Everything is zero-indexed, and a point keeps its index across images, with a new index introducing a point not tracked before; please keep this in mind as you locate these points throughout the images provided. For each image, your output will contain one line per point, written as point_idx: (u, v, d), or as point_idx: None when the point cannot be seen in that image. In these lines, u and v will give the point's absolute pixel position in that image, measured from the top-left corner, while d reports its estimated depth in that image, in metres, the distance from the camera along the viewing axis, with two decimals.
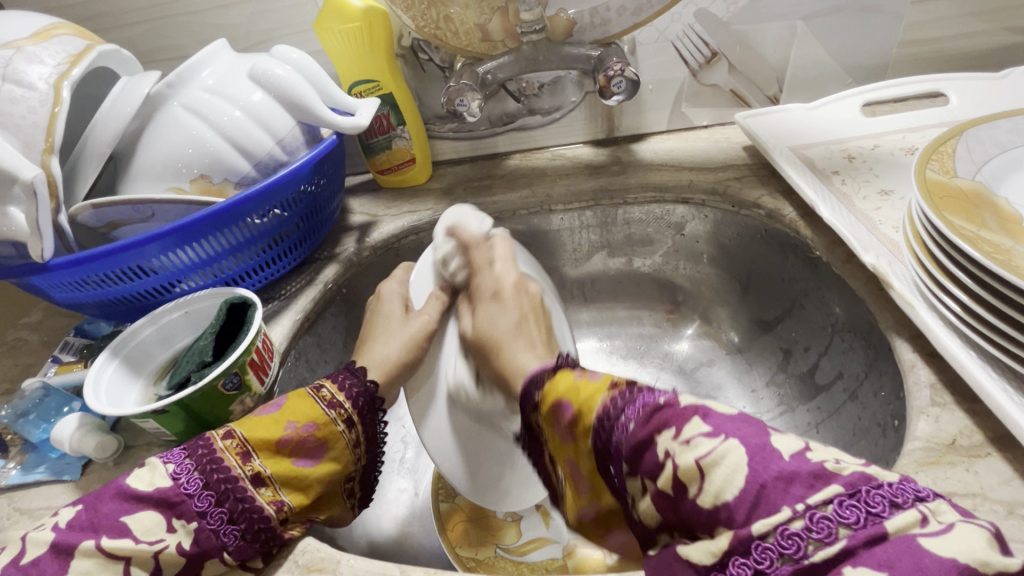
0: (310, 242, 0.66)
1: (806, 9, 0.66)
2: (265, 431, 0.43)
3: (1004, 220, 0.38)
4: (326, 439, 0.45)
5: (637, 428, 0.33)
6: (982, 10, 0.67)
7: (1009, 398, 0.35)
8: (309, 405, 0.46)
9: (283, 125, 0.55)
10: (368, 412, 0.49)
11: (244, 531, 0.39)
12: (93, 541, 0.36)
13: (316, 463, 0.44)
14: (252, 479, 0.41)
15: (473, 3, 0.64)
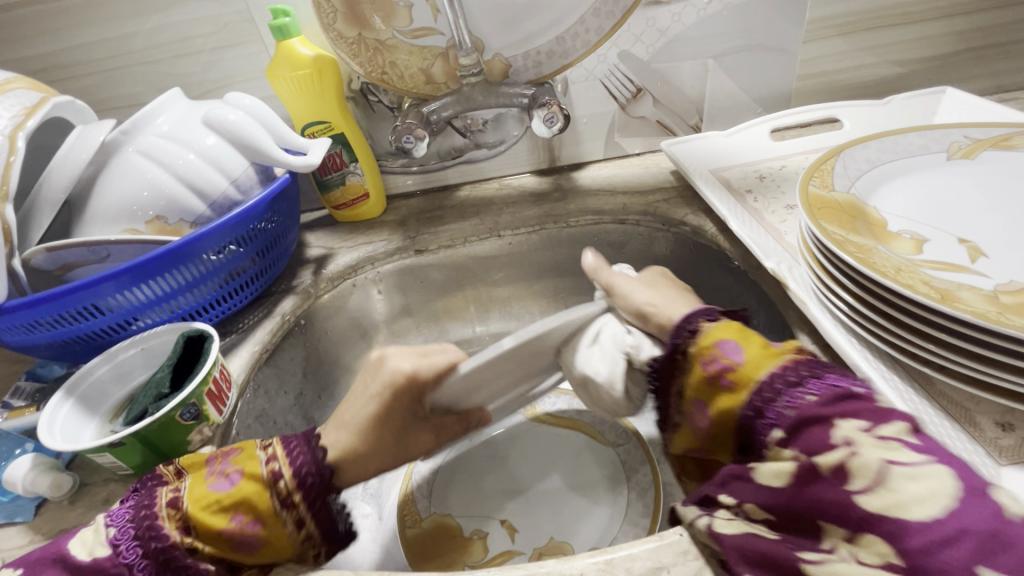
0: (268, 276, 0.68)
1: (715, 49, 0.74)
2: (209, 512, 0.40)
3: (872, 225, 0.45)
4: (270, 539, 0.41)
5: (819, 402, 0.35)
6: (869, 46, 0.77)
7: (879, 374, 0.41)
8: (260, 495, 0.41)
9: (236, 166, 0.59)
10: (322, 504, 0.44)
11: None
12: None
13: (255, 557, 0.41)
14: (187, 555, 0.38)
15: (416, 50, 0.70)
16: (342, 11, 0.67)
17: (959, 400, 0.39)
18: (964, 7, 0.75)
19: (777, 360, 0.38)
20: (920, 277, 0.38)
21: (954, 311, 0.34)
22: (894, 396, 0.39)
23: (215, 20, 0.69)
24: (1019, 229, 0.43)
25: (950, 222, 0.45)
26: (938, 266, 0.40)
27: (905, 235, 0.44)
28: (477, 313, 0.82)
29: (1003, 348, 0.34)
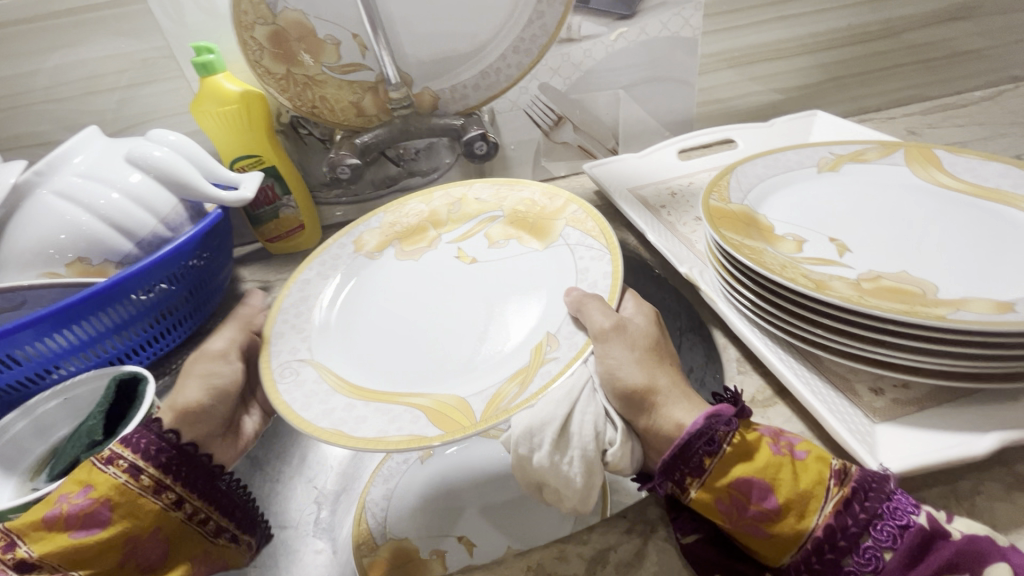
0: (200, 314, 0.66)
1: (625, 81, 0.82)
2: (32, 514, 0.39)
3: (762, 230, 0.52)
4: (109, 497, 0.41)
5: (899, 562, 0.31)
6: (754, 76, 0.89)
7: (775, 355, 0.47)
8: (82, 470, 0.42)
9: (164, 204, 0.58)
10: (172, 458, 0.44)
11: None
12: None
13: (102, 527, 0.40)
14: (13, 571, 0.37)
15: (346, 84, 0.72)
16: (269, 48, 0.67)
17: (840, 373, 0.46)
18: (826, 44, 0.88)
19: (820, 501, 0.34)
20: (800, 271, 0.46)
21: (825, 297, 0.42)
22: (789, 372, 0.45)
23: (131, 58, 0.67)
24: (874, 225, 0.52)
25: (824, 224, 0.53)
26: (814, 262, 0.47)
27: (789, 237, 0.51)
28: None
29: (864, 326, 0.41)
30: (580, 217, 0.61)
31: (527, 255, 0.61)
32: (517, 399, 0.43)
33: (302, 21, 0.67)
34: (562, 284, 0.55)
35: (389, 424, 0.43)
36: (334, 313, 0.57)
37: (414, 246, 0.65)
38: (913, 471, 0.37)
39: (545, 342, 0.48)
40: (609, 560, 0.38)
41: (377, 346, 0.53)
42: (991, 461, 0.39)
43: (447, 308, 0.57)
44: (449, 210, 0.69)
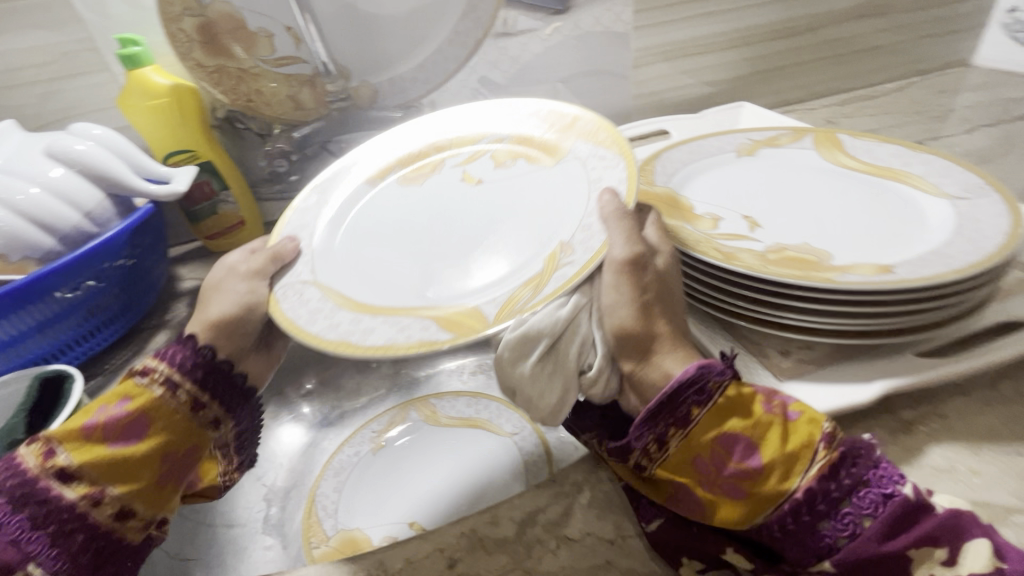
0: (135, 312, 0.65)
1: (562, 74, 0.85)
2: (72, 422, 0.38)
3: (682, 210, 0.55)
4: (146, 410, 0.40)
5: (877, 532, 0.31)
6: (686, 70, 0.93)
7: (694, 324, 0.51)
8: (123, 383, 0.41)
9: (89, 198, 0.56)
10: (214, 377, 0.44)
11: (57, 538, 0.35)
12: None
13: (140, 440, 0.39)
14: (54, 476, 0.36)
15: (282, 78, 0.71)
16: (198, 40, 0.66)
17: (753, 339, 0.49)
18: (750, 39, 0.93)
19: (806, 464, 0.33)
20: (713, 245, 0.49)
21: (730, 266, 0.45)
22: (705, 339, 0.49)
23: (51, 50, 0.65)
24: (783, 203, 0.56)
25: (739, 203, 0.57)
26: (728, 237, 0.51)
27: (706, 216, 0.55)
28: None
29: (767, 292, 0.45)
30: (591, 130, 0.52)
31: (535, 172, 0.53)
32: (530, 302, 0.40)
33: (232, 14, 0.66)
34: (574, 196, 0.48)
35: (398, 333, 0.40)
36: (331, 239, 0.52)
37: (417, 172, 0.58)
38: None
39: (560, 248, 0.43)
40: (538, 521, 0.39)
41: (378, 270, 0.49)
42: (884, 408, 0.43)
43: (450, 228, 0.51)
44: (450, 130, 0.60)
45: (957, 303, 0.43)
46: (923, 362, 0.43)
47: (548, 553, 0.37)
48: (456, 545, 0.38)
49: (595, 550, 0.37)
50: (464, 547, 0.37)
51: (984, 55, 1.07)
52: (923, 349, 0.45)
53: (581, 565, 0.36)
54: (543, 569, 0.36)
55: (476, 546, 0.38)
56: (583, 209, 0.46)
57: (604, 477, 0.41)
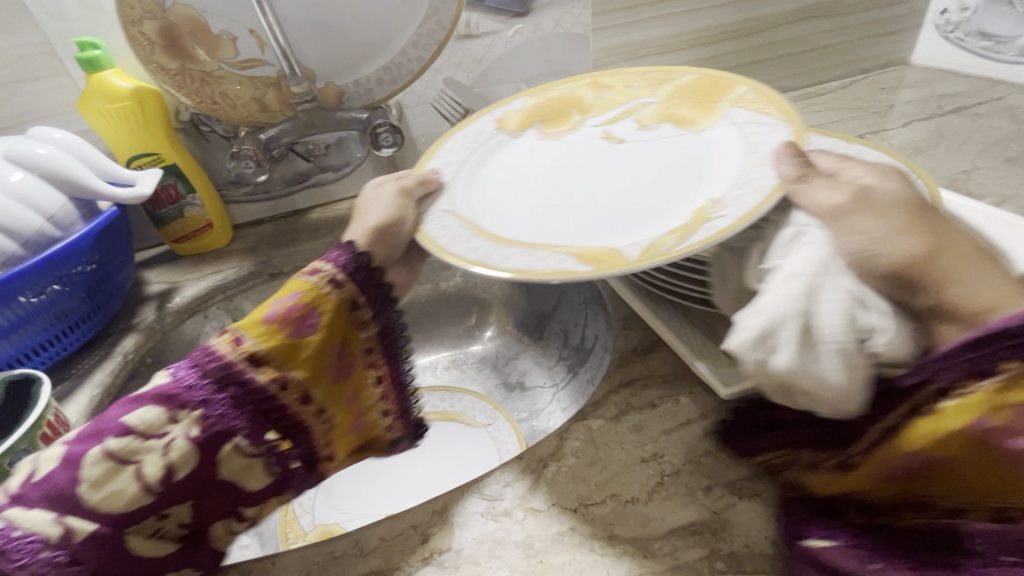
0: (103, 314, 0.65)
1: (525, 75, 0.88)
2: (253, 314, 0.43)
3: None
4: (316, 305, 0.44)
5: None
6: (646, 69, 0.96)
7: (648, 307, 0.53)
8: (292, 280, 0.45)
9: (52, 202, 0.56)
10: (369, 282, 0.47)
11: (255, 415, 0.41)
12: (99, 448, 0.37)
13: (313, 331, 0.44)
14: (248, 361, 0.41)
15: (246, 80, 0.72)
16: (160, 42, 0.67)
17: (710, 321, 0.50)
18: (705, 40, 0.98)
19: None
20: None
21: None
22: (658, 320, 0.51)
23: (7, 54, 0.64)
24: None
25: None
26: None
27: None
28: None
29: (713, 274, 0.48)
30: (752, 96, 0.53)
31: (681, 135, 0.54)
32: (677, 247, 0.40)
33: (194, 16, 0.67)
34: (728, 160, 0.48)
35: (535, 262, 0.42)
36: (472, 181, 0.55)
37: (556, 127, 0.60)
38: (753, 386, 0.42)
39: (708, 205, 0.44)
40: (506, 495, 0.41)
41: (524, 207, 0.51)
42: None
43: (581, 176, 0.53)
44: (597, 95, 0.62)
45: None
46: None
47: (516, 523, 0.39)
48: (428, 521, 0.40)
49: (559, 518, 0.39)
50: (436, 523, 0.40)
51: (921, 54, 1.14)
52: None
53: (546, 532, 0.38)
54: (512, 538, 0.38)
55: (447, 521, 0.40)
56: (737, 171, 0.46)
57: (567, 452, 0.43)
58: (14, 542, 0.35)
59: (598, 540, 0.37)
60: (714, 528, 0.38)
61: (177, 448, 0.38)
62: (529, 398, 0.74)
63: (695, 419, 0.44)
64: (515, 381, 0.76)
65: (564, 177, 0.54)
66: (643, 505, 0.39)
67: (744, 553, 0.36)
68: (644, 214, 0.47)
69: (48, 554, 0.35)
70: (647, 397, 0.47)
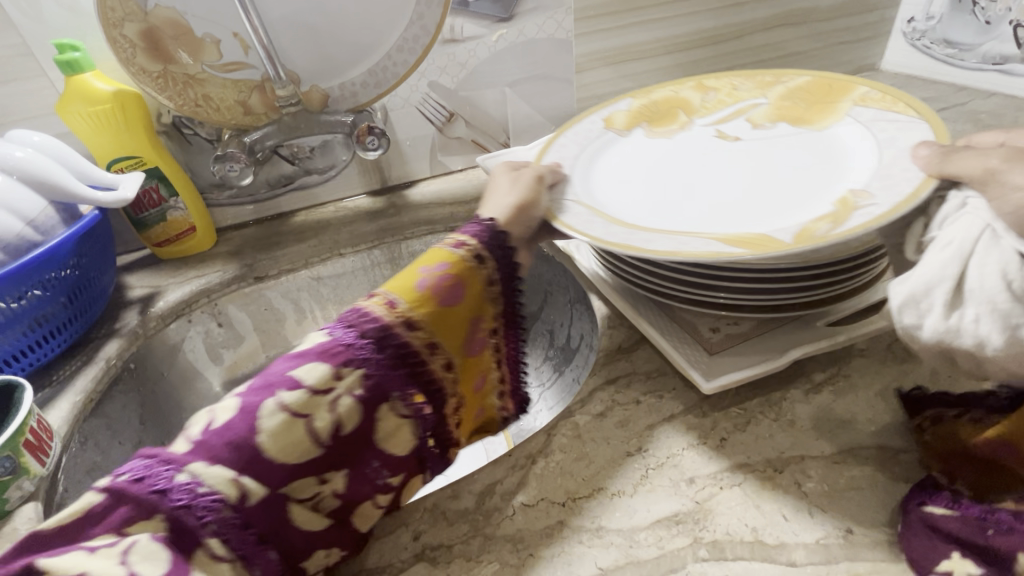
0: (85, 319, 0.64)
1: (509, 79, 0.89)
2: (405, 281, 0.45)
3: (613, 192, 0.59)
4: (461, 277, 0.46)
5: None
6: (628, 74, 0.98)
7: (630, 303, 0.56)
8: (435, 250, 0.47)
9: (32, 206, 0.55)
10: (498, 249, 0.49)
11: (407, 376, 0.42)
12: (274, 400, 0.37)
13: (459, 300, 0.46)
14: (404, 324, 0.42)
15: (230, 83, 0.72)
16: (142, 45, 0.66)
17: (689, 319, 0.53)
18: (683, 46, 1.00)
19: None
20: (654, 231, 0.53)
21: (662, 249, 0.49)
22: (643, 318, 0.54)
23: None
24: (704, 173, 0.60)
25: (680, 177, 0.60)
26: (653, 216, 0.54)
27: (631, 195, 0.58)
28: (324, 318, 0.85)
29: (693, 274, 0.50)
30: (874, 97, 0.61)
31: (801, 132, 0.62)
32: (834, 230, 0.45)
33: (177, 19, 0.66)
34: (864, 153, 0.55)
35: (680, 245, 0.47)
36: (591, 172, 0.61)
37: (666, 127, 0.67)
38: (730, 384, 0.46)
39: (852, 195, 0.49)
40: (496, 491, 0.42)
41: (652, 199, 0.56)
42: (796, 373, 0.49)
43: (699, 171, 0.59)
44: (703, 98, 0.70)
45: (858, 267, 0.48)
46: (826, 330, 0.49)
47: (506, 518, 0.40)
48: (420, 519, 0.41)
49: (548, 513, 0.40)
50: (428, 520, 0.41)
51: (888, 60, 1.18)
52: (834, 319, 0.51)
53: (536, 526, 0.39)
54: (503, 533, 0.39)
55: (438, 518, 0.41)
56: (874, 166, 0.52)
57: (555, 448, 0.44)
58: (199, 499, 0.35)
59: (587, 532, 0.38)
60: (696, 517, 0.38)
61: (342, 407, 0.39)
62: None
63: (678, 415, 0.46)
64: None
65: (677, 172, 0.60)
66: (628, 498, 0.40)
67: (726, 541, 0.37)
68: (775, 205, 0.53)
69: (228, 513, 0.35)
70: (631, 394, 0.48)
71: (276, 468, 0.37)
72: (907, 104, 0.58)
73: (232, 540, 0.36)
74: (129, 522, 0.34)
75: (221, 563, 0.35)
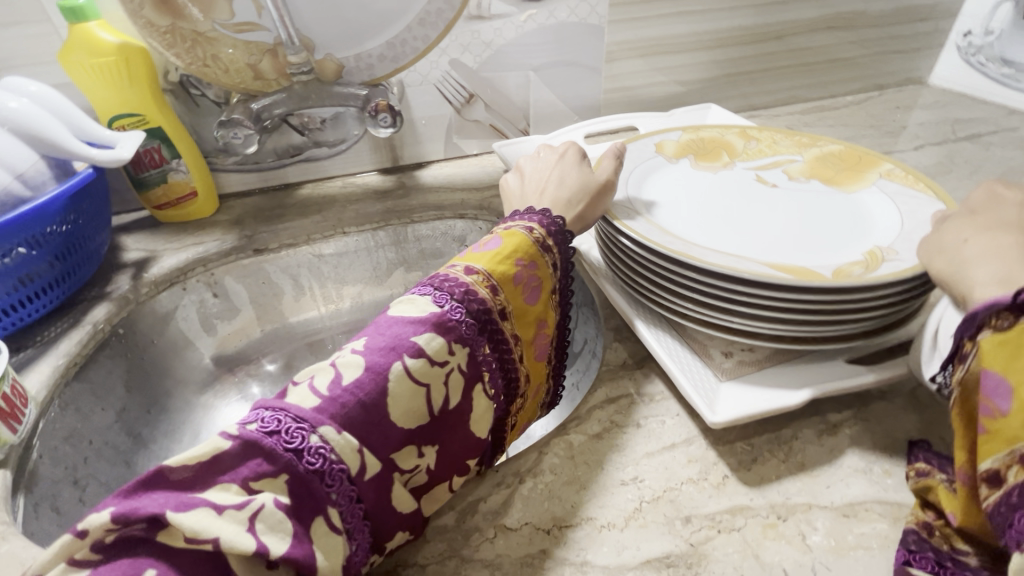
0: (74, 281, 0.62)
1: (535, 63, 0.84)
2: (502, 266, 0.43)
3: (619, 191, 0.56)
4: (542, 278, 0.46)
5: None
6: (660, 67, 0.93)
7: (632, 308, 0.53)
8: (526, 241, 0.46)
9: (23, 160, 0.53)
10: (563, 245, 0.49)
11: (497, 367, 0.41)
12: (402, 364, 0.35)
13: (537, 299, 0.46)
14: (500, 312, 0.42)
15: (241, 44, 0.68)
16: None
17: (698, 339, 0.50)
18: (720, 42, 0.94)
19: None
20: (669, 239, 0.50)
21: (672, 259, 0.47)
22: (647, 330, 0.50)
23: None
24: (728, 198, 0.57)
25: (700, 198, 0.57)
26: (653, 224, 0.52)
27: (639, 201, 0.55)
28: (323, 297, 0.83)
29: (700, 291, 0.47)
30: (899, 173, 0.57)
31: (834, 191, 0.57)
32: (866, 276, 0.43)
33: None
34: (889, 222, 0.51)
35: (733, 263, 0.46)
36: (641, 192, 0.57)
37: (708, 162, 0.63)
38: (741, 421, 0.42)
39: (879, 248, 0.47)
40: (478, 510, 0.39)
41: (701, 224, 0.53)
42: (810, 411, 0.45)
43: (738, 208, 0.56)
44: (746, 144, 0.65)
45: (887, 313, 0.45)
46: (850, 368, 0.46)
47: (485, 540, 0.38)
48: None
49: (530, 539, 0.37)
50: None
51: (939, 75, 1.12)
52: (854, 356, 0.48)
53: (516, 553, 0.37)
54: (480, 557, 0.37)
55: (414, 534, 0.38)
56: (898, 230, 0.49)
57: (545, 468, 0.42)
58: (330, 466, 0.31)
59: (570, 566, 0.36)
60: (688, 561, 0.36)
61: (452, 382, 0.37)
62: None
63: (679, 444, 0.43)
64: None
65: (723, 204, 0.56)
66: (618, 532, 0.37)
67: None
68: (816, 252, 0.49)
69: (348, 484, 0.32)
70: (631, 416, 0.45)
71: (387, 437, 0.34)
72: (928, 186, 0.55)
73: (346, 512, 0.32)
74: (257, 479, 0.30)
75: (334, 536, 0.31)
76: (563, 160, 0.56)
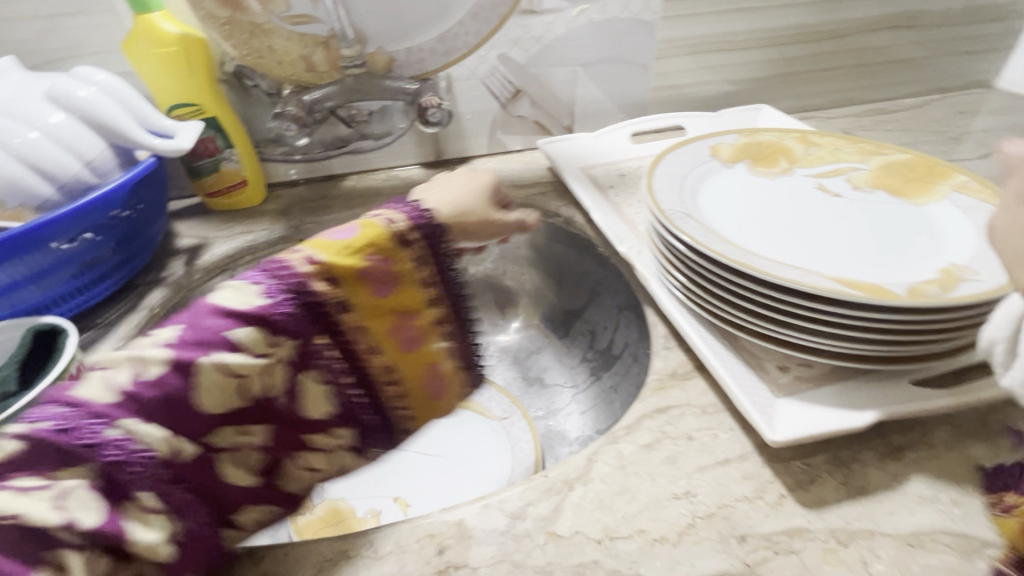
0: (133, 266, 0.64)
1: (584, 59, 0.83)
2: (346, 259, 0.46)
3: (675, 194, 0.55)
4: (399, 271, 0.49)
5: None
6: (711, 65, 0.91)
7: (685, 317, 0.52)
8: (380, 232, 0.48)
9: (91, 147, 0.55)
10: (432, 239, 0.51)
11: (327, 352, 0.47)
12: (208, 359, 0.39)
13: (391, 290, 0.49)
14: (337, 303, 0.46)
15: (296, 37, 0.69)
16: None
17: (753, 352, 0.49)
18: (776, 40, 0.91)
19: None
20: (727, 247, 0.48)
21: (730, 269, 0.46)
22: (700, 340, 0.49)
23: None
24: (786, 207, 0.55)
25: (757, 205, 0.55)
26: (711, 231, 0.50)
27: (696, 206, 0.54)
28: None
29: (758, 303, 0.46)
30: (974, 186, 0.54)
31: (901, 203, 0.55)
32: (946, 297, 0.41)
33: None
34: (963, 238, 0.49)
35: (796, 276, 0.44)
36: (697, 197, 0.55)
37: (766, 168, 0.61)
38: (801, 440, 0.41)
39: (956, 267, 0.45)
40: (528, 515, 0.39)
41: (759, 233, 0.52)
42: (872, 433, 0.44)
43: (797, 218, 0.54)
44: (806, 150, 0.63)
45: (959, 338, 0.43)
46: (918, 392, 0.44)
47: (537, 547, 0.37)
48: (446, 532, 0.39)
49: (583, 549, 0.37)
50: (454, 536, 0.39)
51: (1008, 78, 1.06)
52: (921, 378, 0.46)
53: (568, 561, 0.36)
54: (532, 563, 0.37)
55: (465, 536, 0.38)
56: (977, 248, 0.47)
57: (596, 477, 0.41)
58: (133, 455, 0.36)
59: None
60: None
61: (267, 368, 0.43)
62: (546, 396, 0.76)
63: (734, 459, 0.42)
64: (534, 375, 0.79)
65: (781, 213, 0.54)
66: (672, 547, 0.37)
67: None
68: (882, 268, 0.47)
69: (157, 468, 0.38)
70: (683, 427, 0.45)
71: (194, 421, 0.40)
72: None
73: (162, 493, 0.38)
74: (58, 469, 0.34)
75: (156, 516, 0.37)
76: (474, 187, 0.54)
